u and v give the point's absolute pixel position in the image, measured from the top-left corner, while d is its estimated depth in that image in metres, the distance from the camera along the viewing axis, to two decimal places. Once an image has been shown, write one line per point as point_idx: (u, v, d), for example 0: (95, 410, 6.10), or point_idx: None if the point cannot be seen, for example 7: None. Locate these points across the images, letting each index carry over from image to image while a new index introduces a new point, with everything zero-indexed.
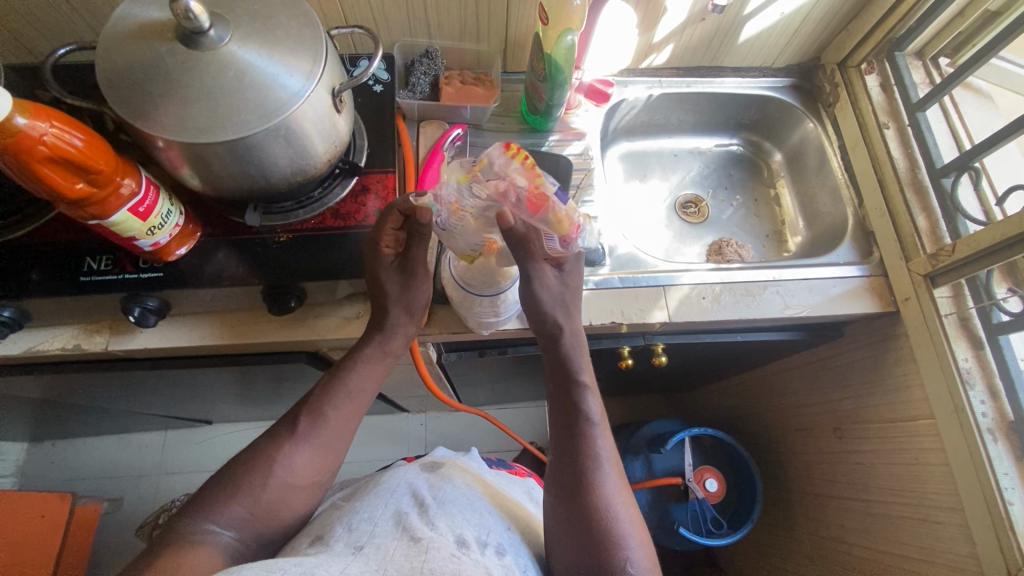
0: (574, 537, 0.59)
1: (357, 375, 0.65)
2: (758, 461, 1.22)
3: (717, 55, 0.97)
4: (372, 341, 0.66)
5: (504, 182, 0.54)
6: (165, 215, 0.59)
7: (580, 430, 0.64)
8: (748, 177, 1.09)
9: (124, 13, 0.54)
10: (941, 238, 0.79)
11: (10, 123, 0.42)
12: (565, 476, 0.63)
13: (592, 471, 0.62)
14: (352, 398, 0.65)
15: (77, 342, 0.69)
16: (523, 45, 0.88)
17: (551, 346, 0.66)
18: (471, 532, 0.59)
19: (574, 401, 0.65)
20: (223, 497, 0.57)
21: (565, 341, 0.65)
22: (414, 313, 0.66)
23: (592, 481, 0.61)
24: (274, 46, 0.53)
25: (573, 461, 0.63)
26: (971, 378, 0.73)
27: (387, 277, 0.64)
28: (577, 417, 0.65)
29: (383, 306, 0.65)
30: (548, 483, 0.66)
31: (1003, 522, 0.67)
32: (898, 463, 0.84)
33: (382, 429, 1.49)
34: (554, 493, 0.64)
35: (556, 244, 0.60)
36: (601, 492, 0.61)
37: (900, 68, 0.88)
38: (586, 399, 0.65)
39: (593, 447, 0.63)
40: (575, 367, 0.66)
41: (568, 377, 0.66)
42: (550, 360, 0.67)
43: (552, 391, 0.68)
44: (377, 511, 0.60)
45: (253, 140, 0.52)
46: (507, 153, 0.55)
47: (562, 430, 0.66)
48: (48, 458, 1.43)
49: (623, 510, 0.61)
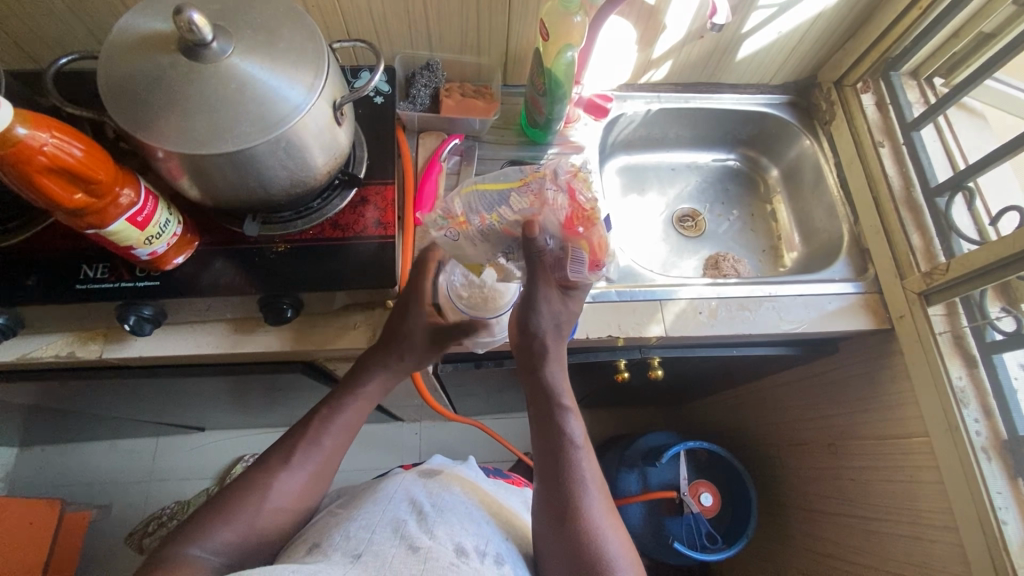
0: (566, 559, 0.60)
1: (355, 407, 0.67)
2: (753, 474, 1.22)
3: (715, 72, 0.98)
4: (375, 377, 0.67)
5: (550, 198, 0.56)
6: (163, 224, 0.58)
7: (564, 454, 0.63)
8: (745, 192, 1.09)
9: (127, 24, 0.54)
10: (935, 257, 0.79)
11: (10, 133, 0.42)
12: (551, 499, 0.63)
13: (578, 494, 0.62)
14: (348, 429, 0.67)
15: (71, 349, 0.68)
16: (523, 59, 0.89)
17: (532, 369, 0.65)
18: (470, 541, 0.59)
19: (556, 424, 0.64)
20: (212, 520, 0.57)
21: (547, 364, 0.64)
22: (420, 355, 0.67)
23: (579, 505, 0.61)
24: (277, 59, 0.53)
25: (560, 484, 0.63)
26: (964, 398, 0.73)
27: (402, 317, 0.65)
28: (559, 441, 0.64)
29: (392, 342, 0.66)
30: (535, 506, 0.65)
31: (998, 542, 0.68)
32: (892, 481, 0.84)
33: (377, 438, 1.48)
34: (541, 515, 0.63)
35: (581, 270, 0.58)
36: (588, 515, 0.61)
37: (895, 88, 0.89)
38: (568, 421, 0.65)
39: (578, 469, 0.63)
40: (557, 389, 0.65)
41: (550, 397, 0.65)
42: (530, 383, 0.66)
43: (532, 412, 0.67)
44: (375, 518, 0.60)
45: (254, 152, 0.52)
46: (570, 173, 0.56)
47: (546, 453, 0.65)
48: (37, 464, 1.41)
49: (612, 531, 0.61)
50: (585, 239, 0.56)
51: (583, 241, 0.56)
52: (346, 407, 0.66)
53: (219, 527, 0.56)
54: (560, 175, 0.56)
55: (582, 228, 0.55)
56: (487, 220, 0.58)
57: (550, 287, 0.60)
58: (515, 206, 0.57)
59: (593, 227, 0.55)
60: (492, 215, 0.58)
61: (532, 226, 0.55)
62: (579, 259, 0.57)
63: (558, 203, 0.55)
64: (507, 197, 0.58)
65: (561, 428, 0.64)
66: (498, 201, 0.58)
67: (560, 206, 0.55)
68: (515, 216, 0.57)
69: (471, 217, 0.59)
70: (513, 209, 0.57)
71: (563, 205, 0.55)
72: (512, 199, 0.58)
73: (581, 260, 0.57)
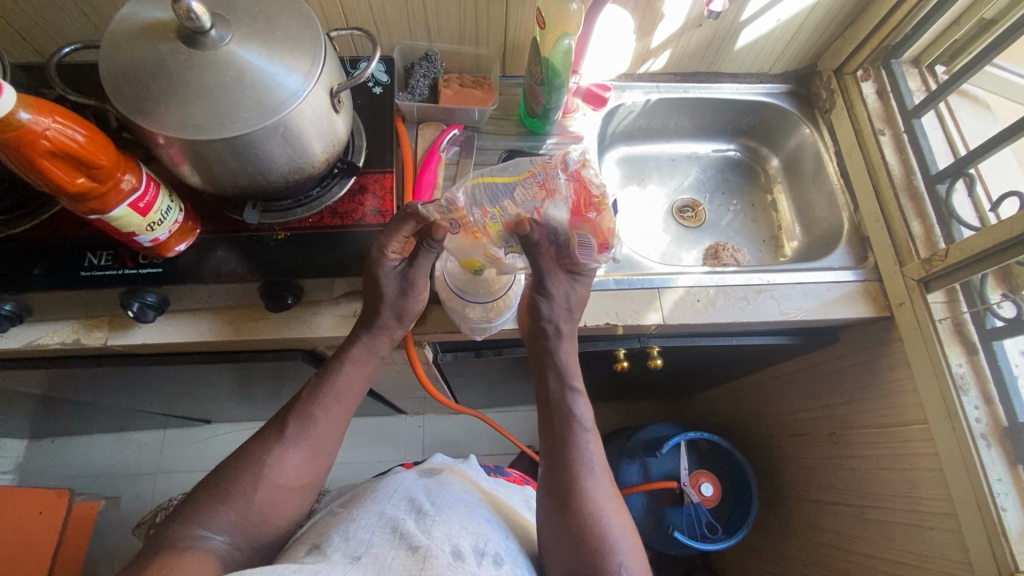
0: (568, 542, 0.60)
1: (343, 375, 0.66)
2: (754, 466, 1.22)
3: (714, 61, 0.98)
4: (360, 341, 0.67)
5: (557, 188, 0.57)
6: (165, 211, 0.60)
7: (571, 435, 0.65)
8: (745, 183, 1.09)
9: (128, 12, 0.55)
10: (936, 244, 0.79)
11: (13, 118, 0.43)
12: (556, 481, 0.63)
13: (583, 476, 0.63)
14: (341, 399, 0.66)
15: (76, 336, 0.70)
16: (521, 49, 0.90)
17: (543, 351, 0.67)
18: (469, 541, 0.59)
19: (564, 404, 0.66)
20: (215, 504, 0.58)
21: (560, 346, 0.67)
22: (403, 320, 0.67)
23: (583, 486, 0.62)
24: (274, 47, 0.54)
25: (565, 465, 0.63)
26: (964, 384, 0.73)
27: (385, 279, 0.64)
28: (567, 422, 0.65)
29: (375, 307, 0.65)
30: (539, 488, 0.66)
31: (996, 529, 0.67)
32: (893, 470, 0.84)
33: (380, 432, 1.49)
34: (545, 499, 0.64)
35: (592, 254, 0.61)
36: (593, 497, 0.62)
37: (896, 76, 0.89)
38: (577, 404, 0.66)
39: (584, 451, 0.64)
40: (567, 371, 0.67)
41: (560, 379, 0.67)
42: (541, 365, 0.68)
43: (541, 394, 0.69)
44: (373, 519, 0.60)
45: (252, 137, 0.53)
46: (578, 164, 0.57)
47: (553, 434, 0.66)
48: (47, 455, 1.43)
49: (615, 515, 0.62)
50: (592, 224, 0.58)
51: (587, 227, 0.58)
52: (333, 378, 0.66)
53: (224, 510, 0.58)
54: (568, 165, 0.57)
55: (590, 214, 0.57)
56: (488, 214, 0.59)
57: (555, 272, 0.63)
58: (519, 199, 0.58)
59: (602, 214, 0.57)
60: (494, 209, 0.58)
61: (527, 223, 0.58)
62: (586, 244, 0.60)
63: (564, 194, 0.57)
64: (512, 186, 0.58)
65: (570, 410, 0.66)
66: (501, 193, 0.58)
67: (566, 196, 0.57)
68: (519, 209, 0.58)
69: (472, 210, 0.59)
70: (517, 202, 0.58)
71: (568, 193, 0.57)
72: (516, 193, 0.58)
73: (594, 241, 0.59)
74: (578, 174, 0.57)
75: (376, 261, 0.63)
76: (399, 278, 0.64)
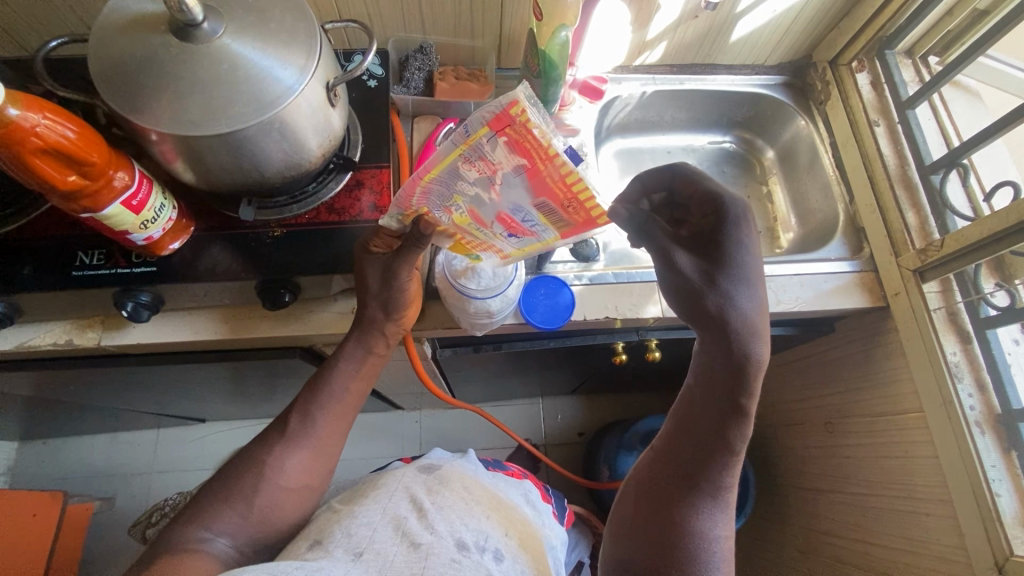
0: (659, 540, 0.56)
1: (337, 376, 0.65)
2: (752, 456, 1.23)
3: (710, 53, 0.97)
4: (353, 337, 0.66)
5: (496, 160, 0.47)
6: (158, 209, 0.58)
7: (717, 447, 0.56)
8: (740, 174, 1.10)
9: (118, 5, 0.54)
10: (930, 234, 0.80)
11: (2, 114, 0.42)
12: (673, 473, 0.58)
13: (706, 489, 0.57)
14: (338, 399, 0.65)
15: (69, 337, 0.68)
16: (517, 41, 0.89)
17: (722, 351, 0.56)
18: (470, 536, 0.59)
19: (726, 415, 0.56)
20: (216, 506, 0.58)
21: (745, 354, 0.55)
22: (391, 312, 0.64)
23: (700, 497, 0.57)
24: (269, 40, 0.53)
25: (693, 467, 0.57)
26: (959, 372, 0.74)
27: (371, 272, 0.63)
28: (720, 435, 0.56)
29: (363, 299, 0.64)
30: (652, 465, 0.61)
31: (991, 514, 0.68)
32: (888, 458, 0.85)
33: (378, 428, 1.49)
34: (658, 483, 0.59)
35: (566, 220, 0.51)
36: (705, 509, 0.57)
37: (890, 67, 0.89)
38: (743, 421, 0.56)
39: (722, 468, 0.57)
40: (743, 386, 0.56)
41: (733, 385, 0.56)
42: (718, 363, 0.56)
43: (694, 371, 0.60)
44: (375, 516, 0.60)
45: (247, 134, 0.52)
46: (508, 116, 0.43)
47: (693, 432, 0.58)
48: (38, 457, 1.42)
49: (721, 539, 0.57)
50: (551, 182, 0.46)
51: (551, 187, 0.47)
52: (332, 375, 0.65)
53: (223, 520, 0.57)
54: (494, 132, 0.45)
55: (544, 167, 0.46)
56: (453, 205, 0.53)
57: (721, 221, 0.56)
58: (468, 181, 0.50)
59: (555, 166, 0.45)
60: (455, 199, 0.53)
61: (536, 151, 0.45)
62: (552, 211, 0.50)
63: (502, 161, 0.47)
64: (455, 171, 0.49)
65: (729, 423, 0.56)
66: (450, 181, 0.50)
67: (514, 160, 0.46)
68: (473, 189, 0.50)
69: (436, 210, 0.55)
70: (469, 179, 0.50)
71: (509, 163, 0.47)
72: (461, 173, 0.49)
73: (561, 214, 0.50)
74: (514, 117, 0.43)
75: (362, 258, 0.63)
76: (382, 271, 0.62)
